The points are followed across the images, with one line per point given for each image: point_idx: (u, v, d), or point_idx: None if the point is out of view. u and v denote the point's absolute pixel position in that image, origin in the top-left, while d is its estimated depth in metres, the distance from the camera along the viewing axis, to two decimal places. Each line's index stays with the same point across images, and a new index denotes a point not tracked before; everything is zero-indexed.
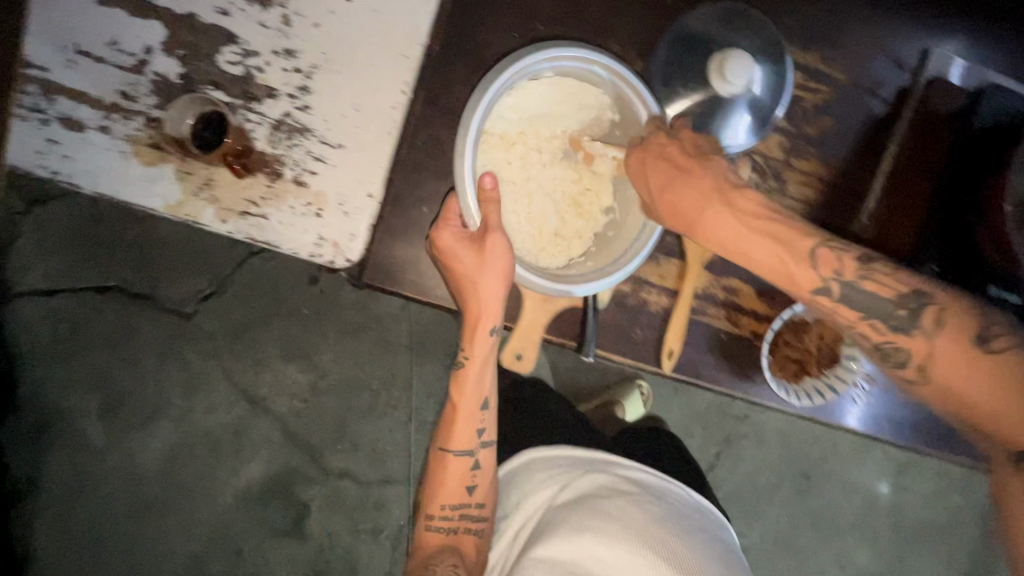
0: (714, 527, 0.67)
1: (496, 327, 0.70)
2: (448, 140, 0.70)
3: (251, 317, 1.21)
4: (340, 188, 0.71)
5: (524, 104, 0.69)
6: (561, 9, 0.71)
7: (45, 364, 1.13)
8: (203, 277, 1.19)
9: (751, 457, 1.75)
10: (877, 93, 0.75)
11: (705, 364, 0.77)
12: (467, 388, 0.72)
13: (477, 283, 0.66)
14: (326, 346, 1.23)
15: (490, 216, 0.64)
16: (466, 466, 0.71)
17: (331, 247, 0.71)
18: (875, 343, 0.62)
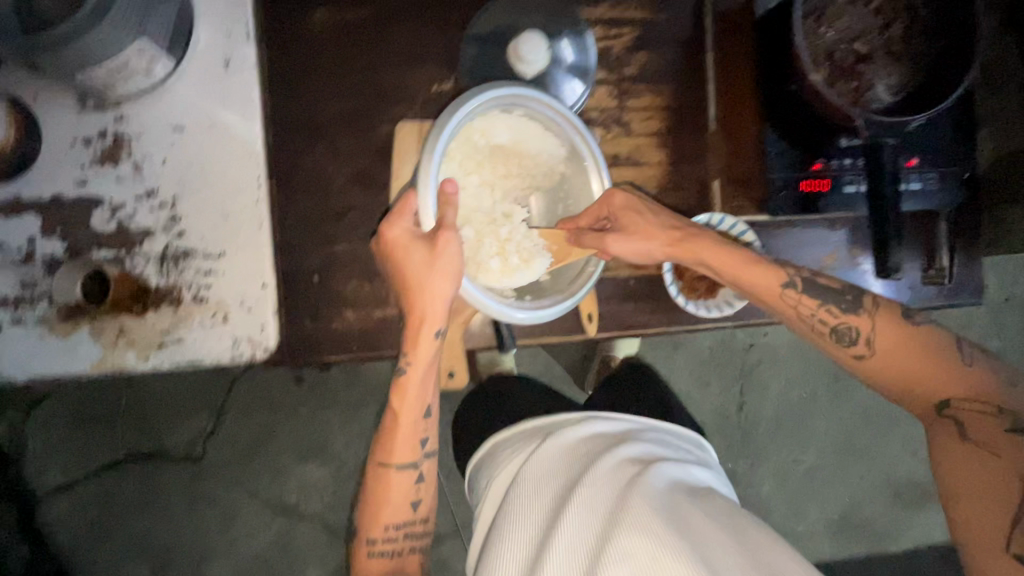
0: (676, 451, 0.72)
1: (438, 330, 0.71)
2: (313, 210, 0.77)
3: (253, 436, 1.25)
4: (237, 290, 0.76)
5: (494, 130, 0.72)
6: (368, 61, 0.77)
7: (88, 550, 1.20)
8: (201, 415, 1.24)
9: (776, 378, 1.72)
10: (677, 13, 0.79)
11: (631, 312, 0.80)
12: (408, 393, 0.74)
13: (425, 282, 0.66)
14: (333, 436, 1.27)
15: (447, 216, 0.64)
16: (409, 479, 0.76)
17: (248, 344, 0.76)
18: (830, 326, 0.71)
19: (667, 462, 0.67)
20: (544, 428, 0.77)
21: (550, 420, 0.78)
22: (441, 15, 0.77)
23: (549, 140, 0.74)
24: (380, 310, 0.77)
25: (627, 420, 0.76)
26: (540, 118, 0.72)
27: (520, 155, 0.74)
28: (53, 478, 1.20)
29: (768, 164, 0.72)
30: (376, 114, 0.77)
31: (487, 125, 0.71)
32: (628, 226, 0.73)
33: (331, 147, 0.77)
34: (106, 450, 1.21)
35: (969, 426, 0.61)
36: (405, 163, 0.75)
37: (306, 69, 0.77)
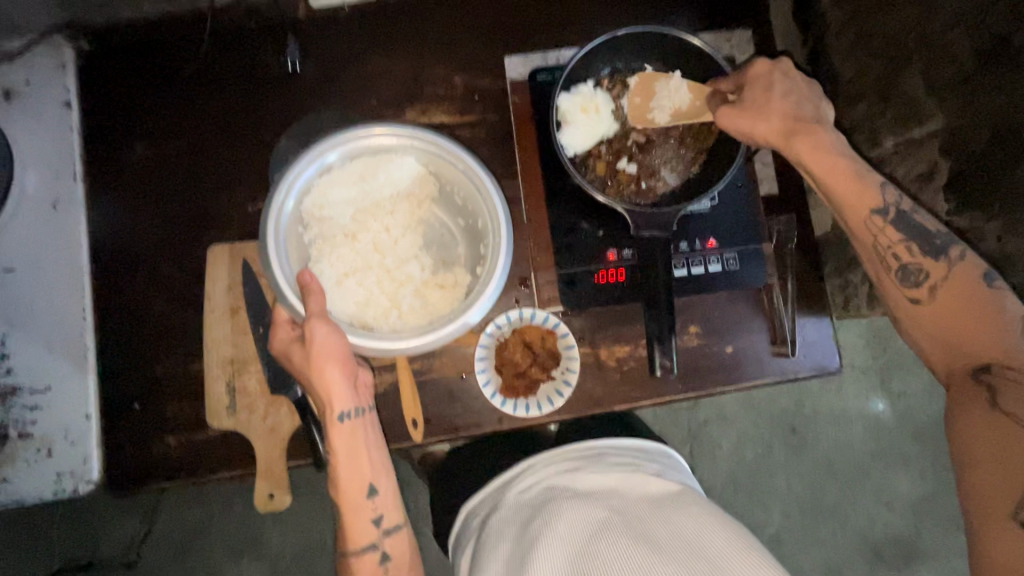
0: (640, 464, 0.79)
1: (344, 411, 0.67)
2: (135, 338, 0.79)
3: (176, 545, 1.23)
4: (59, 425, 0.76)
5: (332, 194, 0.69)
6: (186, 188, 0.80)
7: None
8: (135, 519, 1.22)
9: (727, 437, 1.51)
10: (482, 113, 0.81)
11: (456, 412, 0.75)
12: (346, 479, 0.68)
13: (317, 370, 0.64)
14: (266, 531, 1.25)
15: (313, 304, 0.62)
16: (374, 560, 0.69)
17: (70, 477, 0.76)
18: (900, 263, 0.63)
19: (630, 483, 0.74)
20: (511, 476, 0.82)
21: (516, 468, 0.83)
22: (252, 140, 0.81)
23: (386, 164, 0.70)
24: (200, 433, 0.77)
25: (592, 444, 0.83)
26: (363, 153, 0.69)
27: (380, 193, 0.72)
28: None
29: (558, 261, 0.76)
30: (191, 240, 0.80)
31: (319, 198, 0.68)
32: (750, 101, 0.65)
33: (151, 277, 0.79)
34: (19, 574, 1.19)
35: (1004, 394, 0.56)
36: (216, 285, 0.77)
37: (129, 201, 0.81)
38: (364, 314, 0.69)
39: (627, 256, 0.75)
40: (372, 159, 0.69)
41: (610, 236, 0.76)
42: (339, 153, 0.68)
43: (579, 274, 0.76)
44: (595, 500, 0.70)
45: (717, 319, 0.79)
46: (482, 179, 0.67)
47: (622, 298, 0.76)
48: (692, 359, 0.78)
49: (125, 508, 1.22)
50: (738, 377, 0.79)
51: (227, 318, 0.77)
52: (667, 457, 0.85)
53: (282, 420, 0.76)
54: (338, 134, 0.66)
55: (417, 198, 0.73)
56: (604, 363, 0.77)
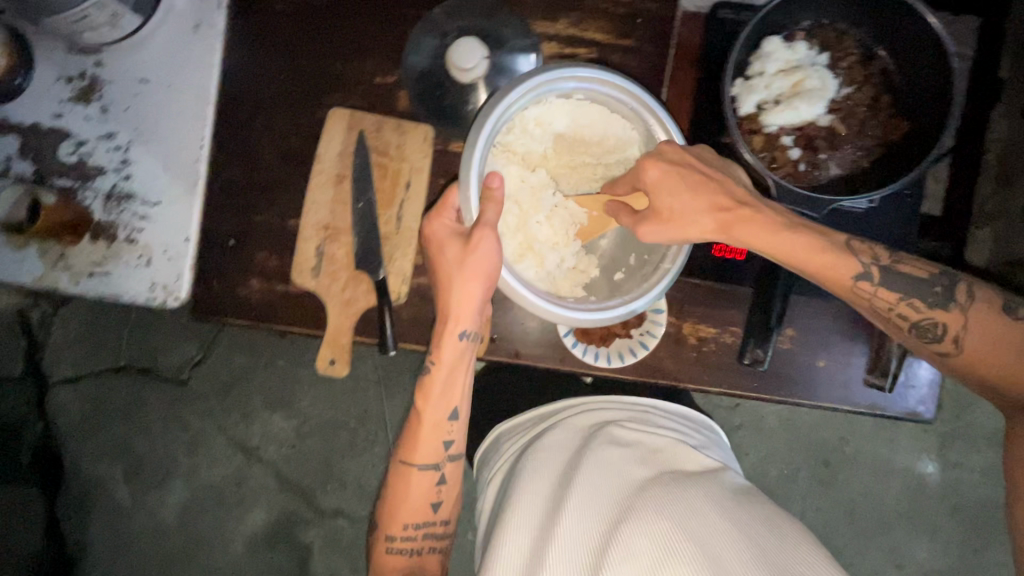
0: (684, 433, 0.75)
1: (465, 331, 0.67)
2: (242, 180, 0.80)
3: (227, 375, 1.33)
4: (162, 239, 0.81)
5: (556, 121, 0.67)
6: (320, 43, 0.79)
7: (71, 443, 1.32)
8: (197, 342, 1.32)
9: (758, 447, 1.45)
10: (640, 40, 0.73)
11: (523, 341, 0.74)
12: (434, 394, 0.70)
13: (463, 277, 0.63)
14: (302, 392, 1.34)
15: (487, 214, 0.60)
16: (432, 479, 0.72)
17: (161, 290, 0.81)
18: (911, 322, 0.60)
19: (670, 453, 0.70)
20: (548, 415, 0.79)
21: (552, 408, 0.80)
22: (396, 10, 0.77)
23: (615, 125, 0.67)
24: (282, 285, 0.80)
25: (639, 401, 0.79)
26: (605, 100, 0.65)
27: (585, 147, 0.68)
28: (53, 368, 1.32)
29: None
30: (314, 98, 0.79)
31: (544, 115, 0.66)
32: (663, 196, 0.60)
33: (269, 123, 0.80)
34: (93, 359, 1.32)
35: None
36: (328, 149, 0.77)
37: (264, 41, 0.80)
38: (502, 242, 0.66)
39: None
40: (607, 115, 0.67)
41: None
42: (592, 84, 0.64)
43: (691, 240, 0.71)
44: (632, 468, 0.66)
45: (817, 329, 0.73)
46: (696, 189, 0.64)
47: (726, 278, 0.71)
48: (777, 362, 0.73)
49: (192, 331, 1.32)
50: (818, 395, 0.74)
51: (332, 185, 0.77)
52: (712, 432, 0.80)
53: (359, 297, 0.78)
54: (606, 74, 0.63)
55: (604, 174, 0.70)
56: (684, 338, 0.73)
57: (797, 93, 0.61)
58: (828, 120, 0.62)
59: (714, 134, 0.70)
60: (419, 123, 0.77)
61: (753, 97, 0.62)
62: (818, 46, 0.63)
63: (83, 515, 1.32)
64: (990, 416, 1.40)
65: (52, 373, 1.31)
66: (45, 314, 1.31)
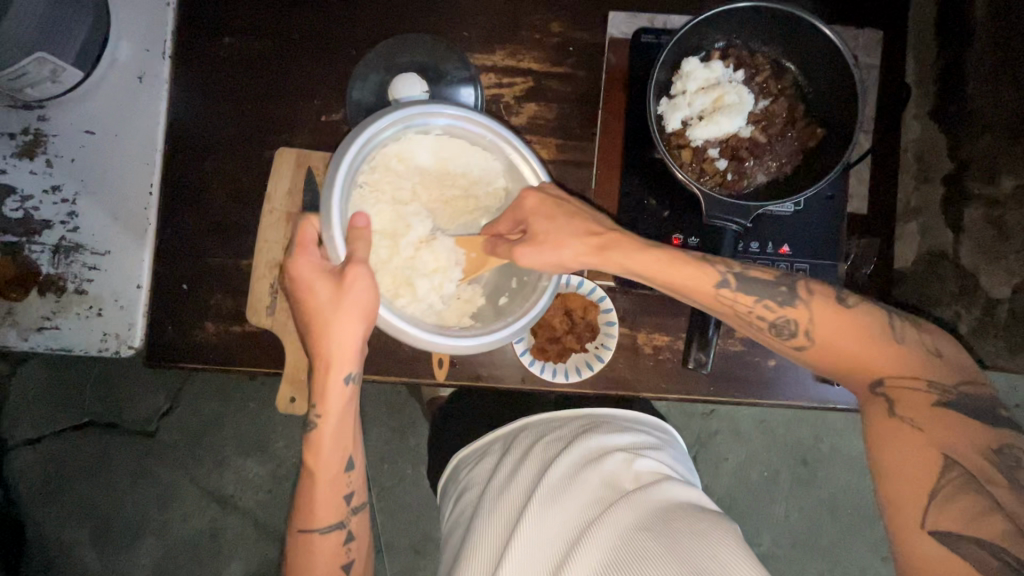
0: (643, 440, 0.74)
1: (349, 375, 0.65)
2: (193, 224, 0.81)
3: (195, 423, 1.30)
4: (112, 288, 0.80)
5: (416, 155, 0.69)
6: (264, 85, 0.80)
7: (31, 509, 1.26)
8: (162, 392, 1.29)
9: (736, 451, 1.46)
10: (573, 66, 0.77)
11: (483, 362, 0.75)
12: (323, 452, 0.66)
13: (340, 313, 0.60)
14: (274, 434, 1.31)
15: (357, 252, 0.60)
16: (338, 539, 0.68)
17: (115, 339, 0.80)
18: (770, 321, 0.61)
19: (612, 463, 0.67)
20: (505, 437, 0.78)
21: (509, 429, 0.79)
22: (337, 50, 0.80)
23: (477, 156, 0.70)
24: (238, 325, 0.79)
25: (595, 412, 0.78)
26: (461, 133, 0.68)
27: (452, 178, 0.71)
28: (10, 432, 1.27)
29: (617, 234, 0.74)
30: (261, 139, 0.80)
31: (403, 151, 0.68)
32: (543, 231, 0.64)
33: (217, 166, 0.81)
34: (53, 418, 1.27)
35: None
36: (278, 188, 0.78)
37: (209, 87, 0.81)
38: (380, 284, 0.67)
39: (692, 244, 0.72)
40: (469, 149, 0.70)
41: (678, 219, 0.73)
42: (445, 117, 0.66)
43: None
44: (589, 490, 0.65)
45: None
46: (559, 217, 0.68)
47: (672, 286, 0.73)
48: (731, 365, 0.76)
49: (156, 381, 1.29)
50: (773, 394, 0.76)
51: (282, 222, 0.78)
52: (665, 434, 0.80)
53: None
54: (458, 107, 0.65)
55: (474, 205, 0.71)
56: (640, 348, 0.75)
57: (718, 108, 0.64)
58: (750, 131, 0.66)
59: (649, 150, 0.73)
60: None
61: (678, 114, 0.65)
62: (733, 64, 0.67)
63: None
64: None
65: (9, 437, 1.26)
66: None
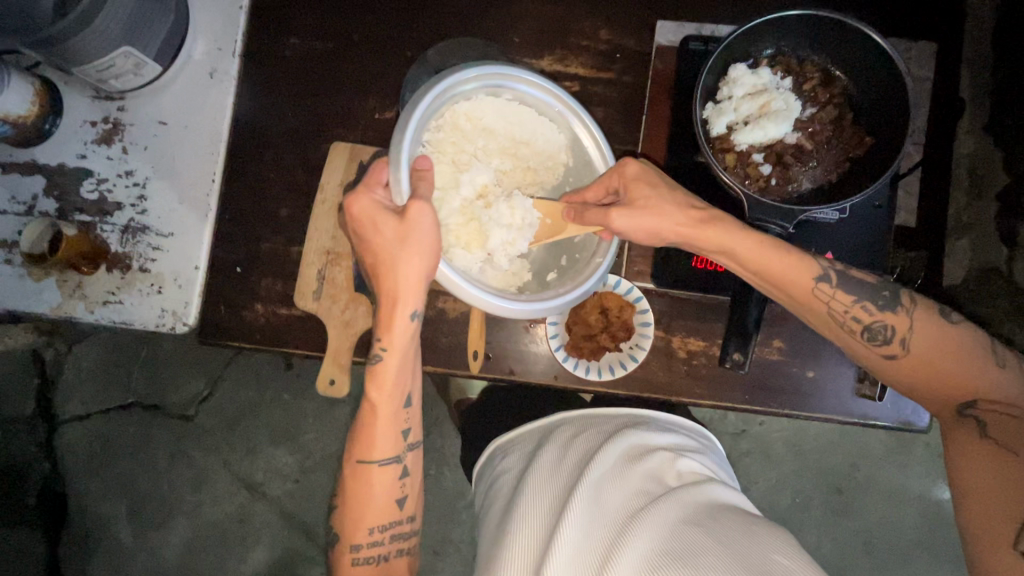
0: (682, 442, 0.74)
1: (415, 311, 0.65)
2: (251, 211, 0.85)
3: (233, 408, 1.35)
4: (172, 268, 0.85)
5: (486, 119, 0.69)
6: (324, 84, 0.85)
7: (77, 481, 1.33)
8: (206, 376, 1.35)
9: (766, 474, 1.42)
10: (619, 73, 0.79)
11: (516, 356, 0.77)
12: (389, 381, 0.68)
13: (402, 252, 0.61)
14: (307, 424, 1.35)
15: (419, 189, 0.61)
16: (394, 473, 0.71)
17: (171, 316, 0.85)
18: (865, 325, 0.64)
19: (657, 460, 0.68)
20: (547, 428, 0.78)
21: (551, 420, 0.80)
22: (394, 52, 0.84)
23: (543, 126, 0.71)
24: (285, 309, 0.83)
25: (635, 412, 0.79)
26: (532, 101, 0.70)
27: (517, 145, 0.71)
28: (63, 406, 1.34)
29: None
30: (317, 134, 0.85)
31: (474, 113, 0.68)
32: (641, 199, 0.65)
33: (276, 159, 0.86)
34: (104, 395, 1.34)
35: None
36: (331, 180, 0.82)
37: (273, 84, 0.87)
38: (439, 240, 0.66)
39: None
40: (534, 116, 0.70)
41: None
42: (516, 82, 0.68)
43: (674, 255, 0.74)
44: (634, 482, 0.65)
45: (803, 340, 0.75)
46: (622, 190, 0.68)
47: (709, 291, 0.74)
48: (767, 373, 0.75)
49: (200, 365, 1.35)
50: (810, 406, 0.74)
51: (333, 213, 0.82)
52: (704, 439, 0.79)
53: (358, 319, 0.81)
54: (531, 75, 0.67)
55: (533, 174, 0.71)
56: (674, 351, 0.75)
57: (764, 114, 0.65)
58: (795, 138, 0.66)
59: (691, 155, 0.74)
60: None
61: (723, 119, 0.66)
62: (781, 71, 0.67)
63: (86, 556, 1.32)
64: None
65: (62, 411, 1.34)
66: (59, 352, 1.35)
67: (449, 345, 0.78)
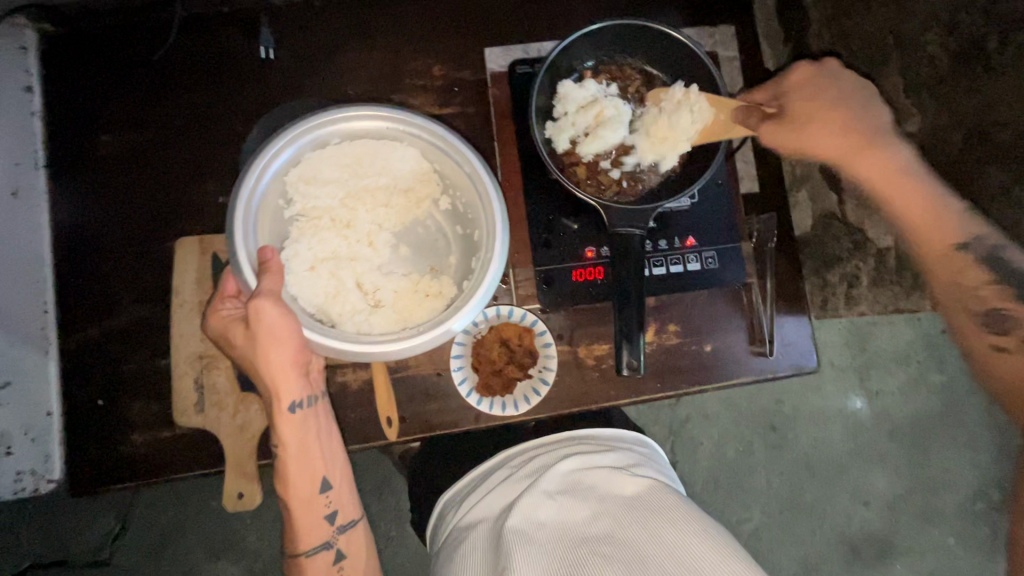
0: (621, 458, 0.72)
1: (295, 403, 0.66)
2: (100, 333, 0.76)
3: (155, 539, 1.20)
4: (15, 421, 0.73)
5: (326, 170, 0.65)
6: (152, 177, 0.78)
7: None
8: (109, 515, 1.19)
9: (710, 432, 1.49)
10: (461, 105, 0.79)
11: (430, 410, 0.74)
12: (293, 474, 0.68)
13: (262, 354, 0.62)
14: (242, 529, 1.22)
15: (263, 283, 0.57)
16: (328, 556, 0.72)
17: (30, 476, 0.74)
18: (993, 308, 0.72)
19: (594, 482, 0.65)
20: (488, 476, 0.75)
21: (493, 465, 0.77)
22: (223, 129, 0.78)
23: (387, 151, 0.66)
24: (167, 430, 0.74)
25: (573, 435, 0.76)
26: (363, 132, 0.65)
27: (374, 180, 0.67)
28: None
29: (536, 256, 0.75)
30: (158, 232, 0.77)
31: (309, 171, 0.64)
32: (799, 115, 0.76)
33: (116, 270, 0.77)
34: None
35: None
36: (185, 279, 0.75)
37: (91, 191, 0.78)
38: (330, 308, 0.63)
39: (605, 254, 0.75)
40: (376, 143, 0.65)
41: (591, 231, 0.75)
42: (338, 124, 0.63)
43: (558, 271, 0.75)
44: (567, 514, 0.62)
45: (696, 317, 0.79)
46: (486, 187, 0.63)
47: (600, 296, 0.75)
48: (672, 357, 0.78)
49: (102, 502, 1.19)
50: (717, 377, 0.78)
51: (196, 313, 0.75)
52: (644, 446, 0.79)
53: (253, 418, 0.74)
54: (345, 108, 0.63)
55: (413, 194, 0.67)
56: (582, 361, 0.76)
57: (600, 123, 0.68)
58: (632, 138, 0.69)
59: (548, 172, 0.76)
60: None
61: (563, 135, 0.68)
62: (606, 79, 0.71)
63: None
64: (891, 338, 1.52)
65: None
66: None
67: (358, 418, 0.73)
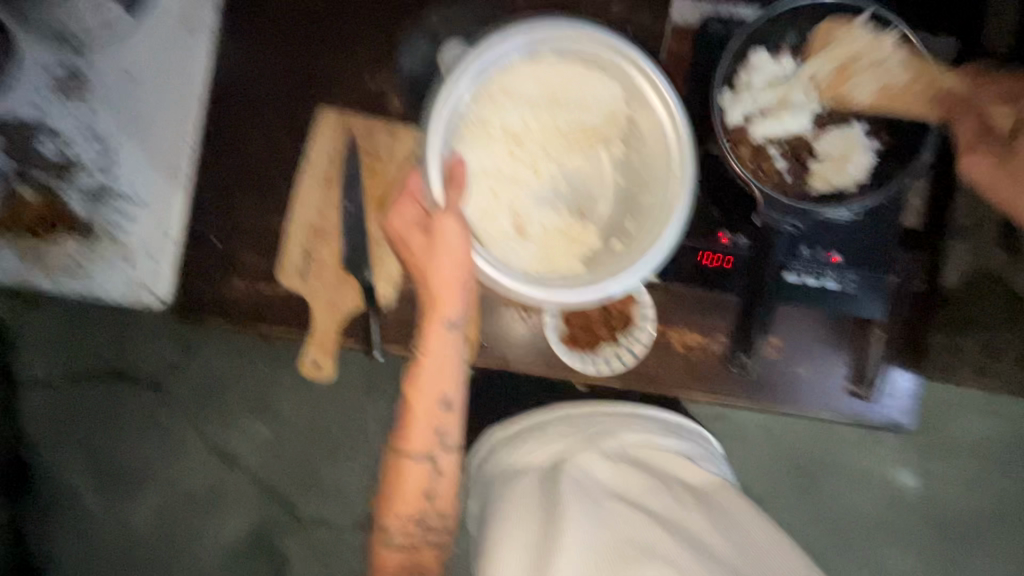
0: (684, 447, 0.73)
1: (452, 318, 0.65)
2: (230, 178, 0.79)
3: (208, 380, 1.27)
4: (142, 238, 0.80)
5: (525, 84, 0.63)
6: (314, 42, 0.78)
7: (38, 450, 1.24)
8: (173, 345, 1.25)
9: (745, 456, 1.42)
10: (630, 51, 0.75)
11: (510, 345, 0.74)
12: (424, 383, 0.67)
13: (435, 261, 0.60)
14: (283, 397, 1.27)
15: (451, 197, 0.57)
16: (428, 470, 0.69)
17: (142, 289, 0.80)
18: None
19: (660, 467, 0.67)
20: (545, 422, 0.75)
21: (552, 413, 0.77)
22: (391, 13, 0.78)
23: (591, 82, 0.63)
24: (267, 285, 0.78)
25: (638, 409, 0.76)
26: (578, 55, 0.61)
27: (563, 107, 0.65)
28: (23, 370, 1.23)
29: None
30: (305, 97, 0.79)
31: (511, 81, 0.62)
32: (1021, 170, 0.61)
33: (258, 122, 0.79)
34: (68, 359, 1.24)
35: None
36: (319, 150, 0.77)
37: (254, 38, 0.79)
38: (484, 225, 0.64)
39: (742, 245, 0.70)
40: (583, 71, 0.62)
41: (727, 216, 0.71)
42: (560, 38, 0.59)
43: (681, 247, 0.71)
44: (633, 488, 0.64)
45: (802, 338, 0.74)
46: (684, 159, 0.60)
47: (713, 285, 0.72)
48: (764, 370, 0.74)
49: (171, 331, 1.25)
50: (802, 404, 0.74)
51: (321, 185, 0.77)
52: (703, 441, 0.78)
53: (345, 299, 0.77)
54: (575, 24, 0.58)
55: (592, 132, 0.66)
56: (671, 344, 0.74)
57: (781, 107, 0.64)
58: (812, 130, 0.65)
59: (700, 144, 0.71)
60: (410, 126, 0.77)
61: (740, 108, 0.64)
62: (803, 59, 0.65)
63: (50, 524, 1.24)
64: (971, 427, 1.41)
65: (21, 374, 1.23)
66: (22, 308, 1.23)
67: None
